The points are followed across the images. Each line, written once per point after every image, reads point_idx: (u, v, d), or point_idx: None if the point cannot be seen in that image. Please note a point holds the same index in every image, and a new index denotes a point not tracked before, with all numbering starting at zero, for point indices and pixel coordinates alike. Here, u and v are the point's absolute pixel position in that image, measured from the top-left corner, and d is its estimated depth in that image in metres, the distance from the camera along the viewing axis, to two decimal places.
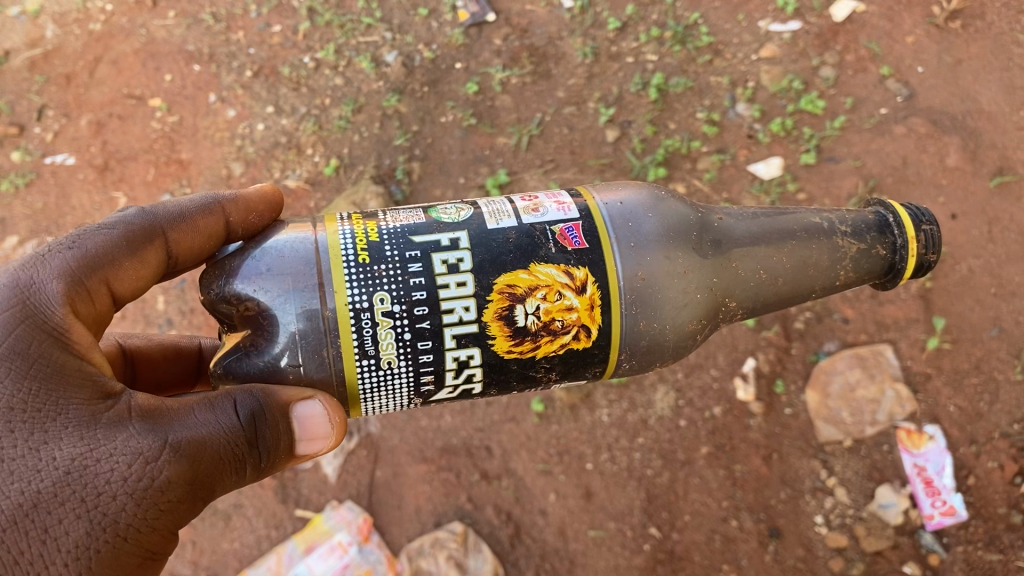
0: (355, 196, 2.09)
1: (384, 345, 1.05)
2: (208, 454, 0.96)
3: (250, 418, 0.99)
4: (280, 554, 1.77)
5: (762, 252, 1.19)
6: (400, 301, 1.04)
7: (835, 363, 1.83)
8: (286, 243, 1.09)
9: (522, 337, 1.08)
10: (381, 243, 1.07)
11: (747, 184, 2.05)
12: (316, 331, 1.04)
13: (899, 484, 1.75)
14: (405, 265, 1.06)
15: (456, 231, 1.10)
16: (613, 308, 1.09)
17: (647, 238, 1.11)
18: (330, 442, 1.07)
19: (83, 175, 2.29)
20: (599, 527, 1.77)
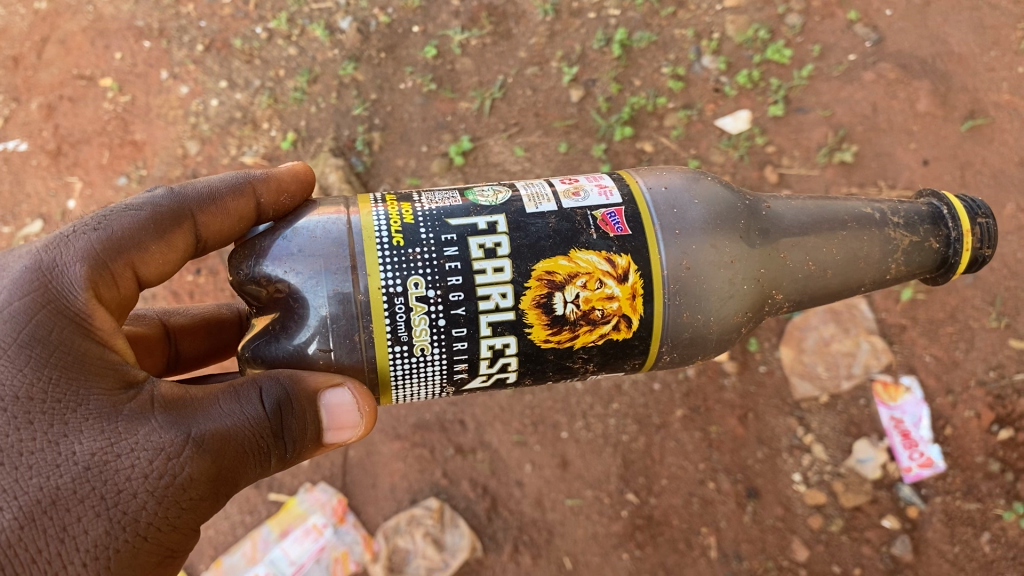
0: (313, 170, 2.03)
1: (418, 332, 1.01)
2: (232, 445, 0.92)
3: (279, 405, 0.95)
4: (255, 539, 1.76)
5: (811, 243, 1.15)
6: (435, 286, 1.01)
7: (810, 319, 1.81)
8: (318, 224, 1.05)
9: (560, 326, 1.04)
10: (415, 226, 1.03)
11: (715, 139, 2.01)
12: (348, 316, 1.00)
13: (876, 438, 1.74)
14: (441, 249, 1.02)
15: (493, 215, 1.06)
16: (656, 299, 1.05)
17: (693, 225, 1.07)
18: (360, 431, 1.03)
19: (36, 161, 2.22)
20: (577, 495, 1.75)
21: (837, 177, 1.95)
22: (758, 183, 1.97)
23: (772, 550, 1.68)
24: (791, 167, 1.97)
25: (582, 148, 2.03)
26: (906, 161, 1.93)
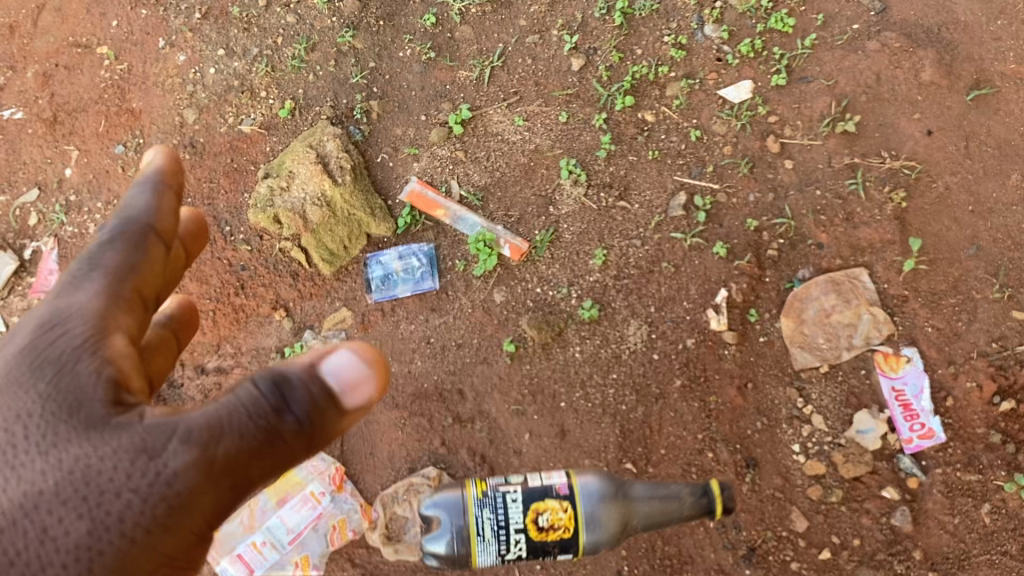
0: (311, 138, 2.00)
1: (489, 521, 1.28)
2: (229, 451, 0.86)
3: (275, 392, 0.88)
4: (251, 508, 1.71)
5: (652, 504, 1.30)
6: (505, 531, 1.28)
7: (810, 290, 1.80)
8: (444, 500, 1.33)
9: (545, 529, 1.26)
10: (494, 499, 1.29)
11: (716, 108, 1.98)
12: (458, 509, 1.31)
13: (876, 409, 1.72)
14: (507, 511, 1.28)
15: (555, 474, 1.29)
16: (580, 530, 1.26)
17: (593, 517, 1.27)
18: (374, 389, 0.93)
19: (32, 129, 2.20)
20: (575, 465, 1.73)
21: (839, 147, 1.91)
22: (760, 153, 1.93)
23: (771, 520, 1.67)
24: (793, 137, 1.94)
25: (583, 117, 2.01)
26: (909, 131, 1.90)
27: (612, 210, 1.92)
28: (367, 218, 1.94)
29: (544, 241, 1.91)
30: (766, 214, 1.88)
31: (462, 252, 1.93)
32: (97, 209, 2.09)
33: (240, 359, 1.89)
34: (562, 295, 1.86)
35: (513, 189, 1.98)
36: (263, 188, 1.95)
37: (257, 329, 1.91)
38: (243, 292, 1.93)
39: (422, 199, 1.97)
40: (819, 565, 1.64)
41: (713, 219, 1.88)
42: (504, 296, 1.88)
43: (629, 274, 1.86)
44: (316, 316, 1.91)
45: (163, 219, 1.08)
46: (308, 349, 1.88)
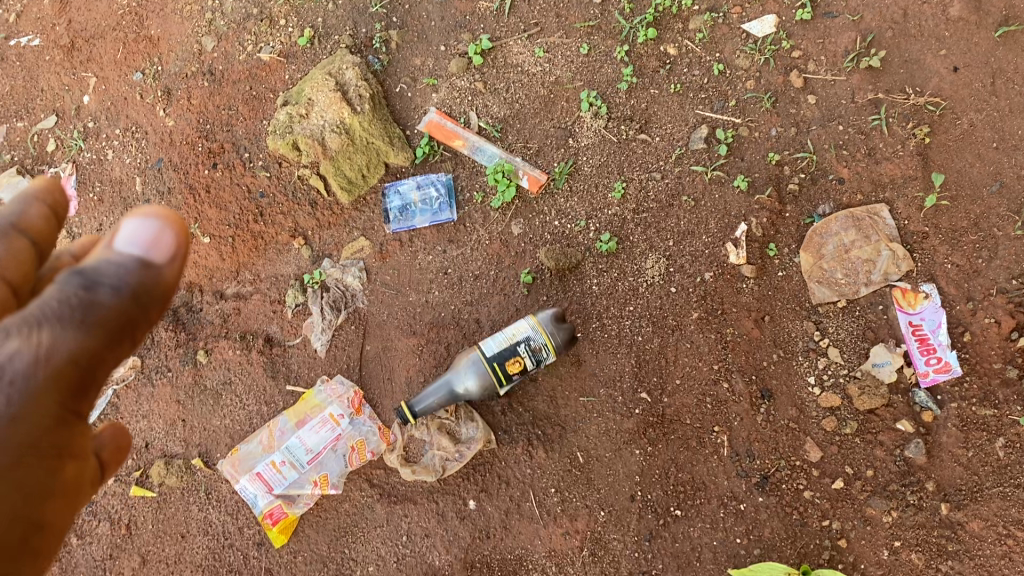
0: (330, 67, 1.96)
1: (514, 370, 1.60)
2: (54, 332, 0.84)
3: (78, 270, 0.88)
4: (272, 428, 1.79)
5: (543, 345, 1.61)
6: (520, 374, 1.61)
7: (830, 225, 1.79)
8: (463, 384, 1.65)
9: (523, 360, 1.59)
10: (505, 379, 1.60)
11: (740, 43, 1.94)
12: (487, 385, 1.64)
13: (893, 343, 1.72)
14: (511, 374, 1.60)
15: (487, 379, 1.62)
16: (546, 340, 1.61)
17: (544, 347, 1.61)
18: (170, 233, 0.93)
19: (50, 56, 2.19)
20: (590, 393, 1.74)
21: (863, 83, 1.88)
22: (782, 88, 1.90)
23: (785, 450, 1.68)
24: (816, 72, 1.90)
25: (604, 50, 1.97)
26: (934, 68, 1.86)
27: (632, 143, 1.90)
28: (386, 147, 1.92)
29: (562, 173, 1.90)
30: (788, 148, 1.86)
31: (481, 184, 1.93)
32: (114, 136, 2.08)
33: (259, 286, 1.92)
34: (580, 228, 1.86)
35: (533, 120, 1.96)
36: (282, 115, 1.93)
37: (276, 257, 1.92)
38: (262, 219, 1.94)
39: (440, 130, 1.96)
40: (831, 494, 1.65)
41: (733, 152, 1.87)
42: (522, 228, 1.88)
43: (648, 207, 1.85)
44: (334, 245, 1.92)
45: (28, 223, 1.03)
46: (327, 277, 1.89)
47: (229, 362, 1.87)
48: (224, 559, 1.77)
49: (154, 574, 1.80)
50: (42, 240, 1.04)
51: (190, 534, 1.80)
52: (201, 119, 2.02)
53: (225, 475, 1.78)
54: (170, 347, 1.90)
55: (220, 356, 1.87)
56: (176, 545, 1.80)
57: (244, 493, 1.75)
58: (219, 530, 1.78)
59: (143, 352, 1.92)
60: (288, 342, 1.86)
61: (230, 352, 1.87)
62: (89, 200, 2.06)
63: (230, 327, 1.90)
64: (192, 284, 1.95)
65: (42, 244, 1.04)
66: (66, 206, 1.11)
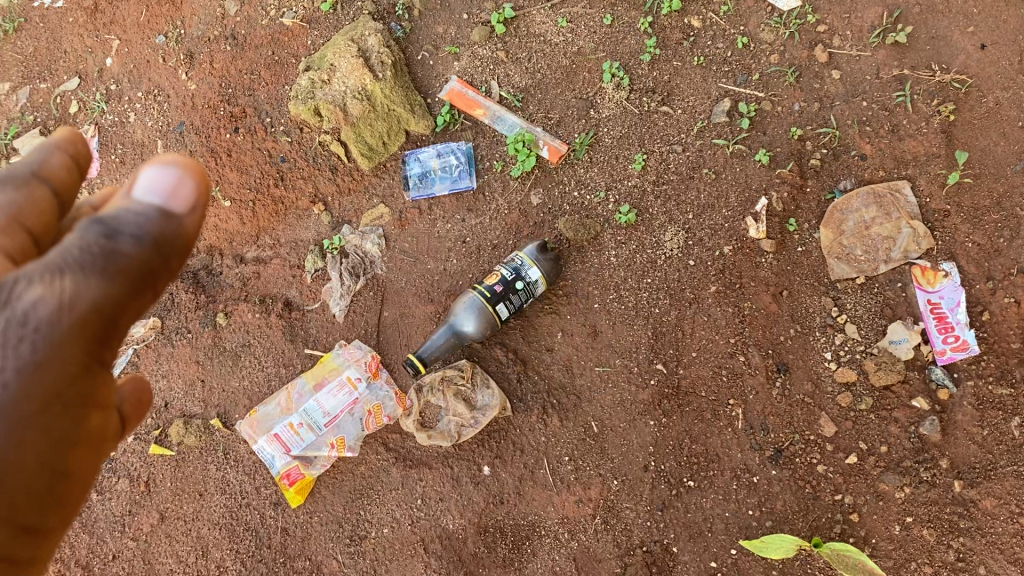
0: (353, 33, 1.95)
1: (499, 285, 1.66)
2: (78, 279, 0.78)
3: (97, 217, 0.82)
4: (291, 391, 1.79)
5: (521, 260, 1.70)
6: (504, 287, 1.66)
7: (851, 202, 1.78)
8: (462, 319, 1.68)
9: (501, 274, 1.67)
10: (492, 293, 1.65)
11: (765, 16, 1.92)
12: (481, 308, 1.65)
13: (911, 321, 1.71)
14: (495, 288, 1.65)
15: (479, 304, 1.66)
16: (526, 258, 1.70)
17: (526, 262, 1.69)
18: (188, 182, 0.88)
19: (73, 18, 2.19)
20: (606, 363, 1.75)
21: (888, 59, 1.85)
22: (806, 63, 1.88)
23: (799, 424, 1.68)
24: (841, 47, 1.88)
25: (627, 21, 1.95)
26: (961, 45, 1.83)
27: (653, 115, 1.89)
28: (407, 114, 1.91)
29: (582, 144, 1.90)
30: (810, 123, 1.84)
31: (501, 153, 1.93)
32: (136, 99, 2.09)
33: (278, 251, 1.93)
34: (599, 200, 1.85)
35: (554, 91, 1.95)
36: (304, 80, 1.92)
37: (296, 222, 1.94)
38: (282, 183, 1.94)
39: (461, 98, 1.96)
40: (844, 469, 1.65)
41: (755, 126, 1.86)
42: (541, 198, 1.88)
43: (668, 179, 1.84)
44: (354, 212, 1.93)
45: (50, 172, 0.97)
46: (346, 243, 1.91)
47: (248, 325, 1.88)
48: (241, 518, 1.80)
49: (172, 530, 1.83)
50: (64, 191, 0.98)
51: (207, 492, 1.82)
52: (223, 83, 2.03)
53: (243, 435, 1.79)
54: (190, 309, 1.92)
55: (239, 318, 1.89)
56: (194, 503, 1.82)
57: (261, 454, 1.75)
58: (237, 490, 1.80)
59: (163, 313, 1.94)
60: (306, 307, 1.88)
61: (249, 316, 1.88)
62: (113, 162, 2.08)
63: (250, 291, 1.91)
64: (212, 247, 1.97)
65: (65, 195, 0.98)
66: (88, 157, 1.04)
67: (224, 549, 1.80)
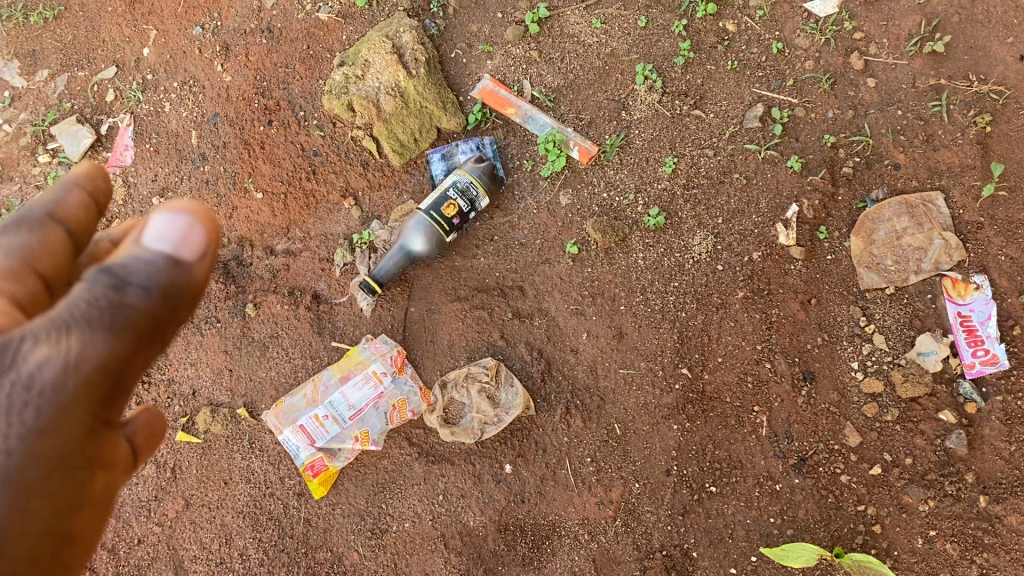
0: (387, 29, 1.96)
1: (438, 197, 1.75)
2: (84, 335, 0.80)
3: (105, 268, 0.83)
4: (316, 383, 1.81)
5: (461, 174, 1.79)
6: (442, 199, 1.75)
7: (882, 211, 1.77)
8: (409, 235, 1.77)
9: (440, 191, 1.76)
10: (432, 206, 1.74)
11: (801, 22, 1.91)
12: (422, 222, 1.75)
13: (940, 333, 1.70)
14: (433, 202, 1.75)
15: (421, 219, 1.75)
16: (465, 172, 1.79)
17: (464, 175, 1.78)
18: (201, 228, 0.90)
19: (112, 7, 2.21)
20: (630, 366, 1.75)
21: (925, 68, 1.84)
22: (841, 70, 1.87)
23: (824, 433, 1.68)
24: (877, 55, 1.86)
25: (662, 23, 1.95)
26: (1000, 56, 1.82)
27: (685, 119, 1.89)
28: (439, 112, 1.93)
29: (613, 145, 1.89)
30: (844, 131, 1.83)
31: (531, 153, 1.93)
32: (172, 89, 2.11)
33: (309, 244, 1.94)
34: (628, 202, 1.85)
35: (586, 92, 1.96)
36: (339, 75, 1.93)
37: (326, 216, 1.95)
38: (314, 177, 1.96)
39: (494, 97, 1.96)
40: (868, 480, 1.65)
41: (788, 132, 1.85)
42: (570, 198, 1.88)
43: (698, 183, 1.84)
44: (384, 207, 1.94)
45: (66, 212, 1.02)
46: (375, 239, 1.91)
47: (277, 316, 1.90)
48: (265, 507, 1.81)
49: (197, 518, 1.85)
50: (79, 230, 1.03)
51: (232, 481, 1.84)
52: (259, 76, 2.05)
53: (269, 425, 1.81)
54: (220, 298, 1.93)
55: (268, 310, 1.90)
56: (219, 490, 1.84)
57: (286, 445, 1.76)
58: (261, 479, 1.82)
59: None
60: (334, 300, 1.89)
61: (278, 307, 1.90)
62: (147, 151, 2.09)
63: (279, 283, 1.93)
64: (243, 238, 1.98)
65: (80, 234, 1.03)
66: (110, 192, 1.10)
67: (247, 538, 1.81)
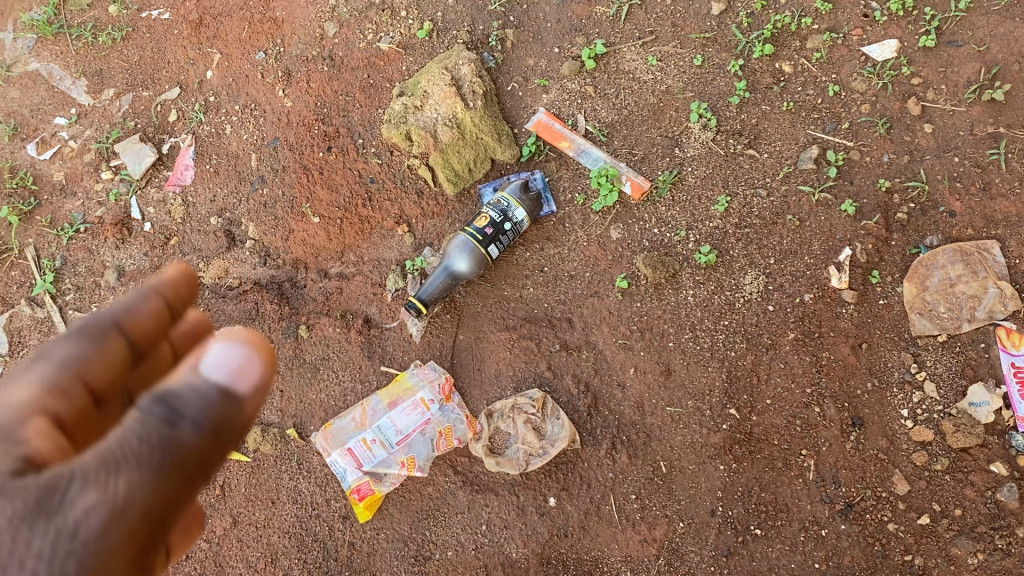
0: (446, 62, 2.00)
1: (482, 220, 1.80)
2: (130, 478, 0.78)
3: (158, 399, 0.82)
4: (365, 407, 1.83)
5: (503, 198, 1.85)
6: (487, 223, 1.80)
7: (936, 257, 1.75)
8: (454, 257, 1.81)
9: (484, 214, 1.82)
10: (477, 230, 1.79)
11: (858, 66, 1.91)
12: (468, 246, 1.79)
13: (993, 384, 1.67)
14: (478, 226, 1.80)
15: (466, 243, 1.79)
16: (506, 195, 1.84)
17: (506, 198, 1.84)
18: (257, 362, 0.93)
19: (178, 31, 2.27)
20: (677, 404, 1.75)
21: (984, 116, 1.82)
22: (898, 114, 1.86)
23: (871, 480, 1.66)
24: (935, 101, 1.86)
25: (718, 63, 1.97)
26: None
27: (739, 158, 1.90)
28: (494, 143, 1.95)
29: (665, 182, 1.90)
30: (899, 176, 1.82)
31: (583, 187, 1.94)
32: (233, 112, 2.16)
33: (361, 268, 1.98)
34: (680, 238, 1.86)
35: (640, 128, 1.97)
36: (398, 105, 1.97)
37: (380, 241, 1.98)
38: (370, 204, 1.99)
39: (548, 130, 1.99)
40: (916, 529, 1.63)
41: (843, 175, 1.84)
42: (621, 233, 1.89)
43: (751, 223, 1.84)
44: (437, 235, 1.96)
45: (133, 323, 1.04)
46: (427, 265, 1.93)
47: (329, 339, 1.93)
48: (311, 528, 1.83)
49: (245, 536, 1.87)
50: (141, 341, 1.05)
51: (280, 501, 1.86)
52: (319, 102, 2.09)
53: (317, 447, 1.83)
54: (275, 319, 1.97)
55: (320, 332, 1.93)
56: (267, 510, 1.87)
57: (334, 467, 1.79)
58: (308, 500, 1.84)
59: (248, 322, 1.99)
60: (385, 325, 1.91)
61: (330, 330, 1.93)
62: (207, 172, 2.15)
63: (331, 305, 1.96)
64: (298, 260, 2.03)
65: (140, 345, 1.05)
66: (186, 299, 1.14)
67: (293, 558, 1.84)
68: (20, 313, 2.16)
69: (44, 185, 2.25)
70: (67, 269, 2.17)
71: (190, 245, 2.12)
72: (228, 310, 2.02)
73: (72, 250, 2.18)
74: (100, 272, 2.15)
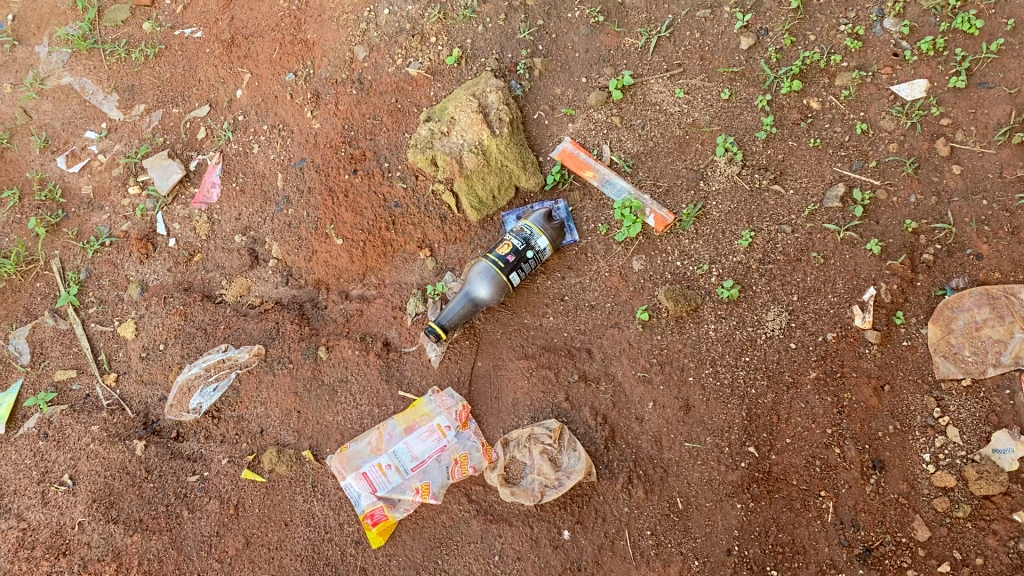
0: (474, 88, 2.01)
1: (504, 248, 1.80)
2: None
3: None
4: (381, 431, 1.84)
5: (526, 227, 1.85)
6: (509, 250, 1.80)
7: (962, 300, 1.74)
8: (475, 283, 1.81)
9: (506, 242, 1.82)
10: (498, 257, 1.79)
11: (886, 105, 1.90)
12: (490, 272, 1.79)
13: (1017, 430, 1.63)
14: (499, 253, 1.80)
15: (488, 270, 1.79)
16: (529, 224, 1.85)
17: (528, 226, 1.84)
18: None
19: (210, 49, 2.30)
20: (696, 440, 1.73)
21: (1013, 159, 1.80)
22: (926, 155, 1.85)
23: (891, 525, 1.63)
24: (964, 142, 1.84)
25: (745, 97, 1.97)
26: None
27: (764, 193, 1.89)
28: (519, 171, 1.97)
29: (690, 215, 1.90)
30: (926, 217, 1.80)
31: (606, 217, 1.95)
32: (261, 131, 2.18)
33: (383, 291, 2.00)
34: (702, 272, 1.85)
35: (665, 160, 1.97)
36: (425, 131, 1.99)
37: (402, 265, 2.00)
38: (394, 227, 2.01)
39: (574, 159, 2.00)
40: None
41: (869, 215, 1.83)
42: (643, 264, 1.89)
43: (775, 259, 1.83)
44: (458, 261, 1.98)
45: None
46: (448, 290, 1.94)
47: (347, 360, 1.93)
48: (323, 552, 1.80)
49: (254, 558, 1.81)
50: None
51: (292, 524, 1.83)
52: (346, 125, 2.11)
53: (332, 470, 1.83)
54: (295, 339, 1.97)
55: (339, 354, 1.94)
56: (278, 532, 1.83)
57: (348, 491, 1.80)
58: (321, 523, 1.82)
59: (268, 341, 1.99)
60: (403, 348, 1.93)
61: (349, 352, 1.93)
62: (234, 190, 2.17)
63: (352, 327, 1.97)
64: (320, 281, 2.06)
65: None
66: None
67: None
68: (42, 324, 2.15)
69: (72, 198, 2.28)
70: (91, 282, 2.18)
71: (214, 262, 2.14)
72: (247, 327, 2.02)
73: (97, 262, 2.19)
74: (123, 285, 2.16)
